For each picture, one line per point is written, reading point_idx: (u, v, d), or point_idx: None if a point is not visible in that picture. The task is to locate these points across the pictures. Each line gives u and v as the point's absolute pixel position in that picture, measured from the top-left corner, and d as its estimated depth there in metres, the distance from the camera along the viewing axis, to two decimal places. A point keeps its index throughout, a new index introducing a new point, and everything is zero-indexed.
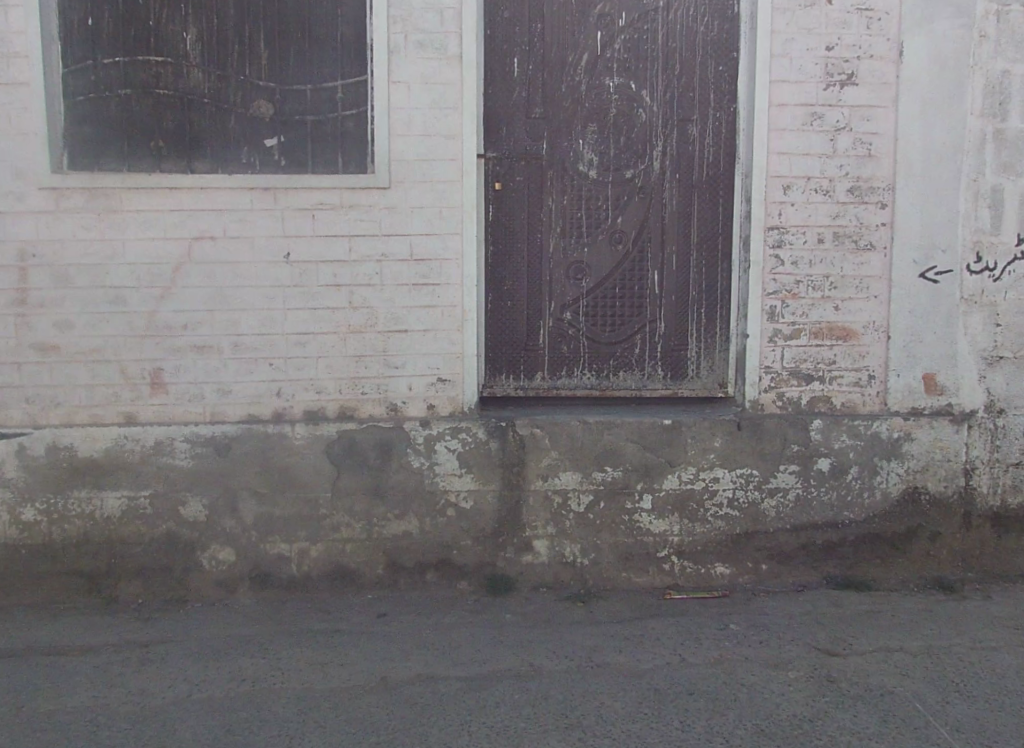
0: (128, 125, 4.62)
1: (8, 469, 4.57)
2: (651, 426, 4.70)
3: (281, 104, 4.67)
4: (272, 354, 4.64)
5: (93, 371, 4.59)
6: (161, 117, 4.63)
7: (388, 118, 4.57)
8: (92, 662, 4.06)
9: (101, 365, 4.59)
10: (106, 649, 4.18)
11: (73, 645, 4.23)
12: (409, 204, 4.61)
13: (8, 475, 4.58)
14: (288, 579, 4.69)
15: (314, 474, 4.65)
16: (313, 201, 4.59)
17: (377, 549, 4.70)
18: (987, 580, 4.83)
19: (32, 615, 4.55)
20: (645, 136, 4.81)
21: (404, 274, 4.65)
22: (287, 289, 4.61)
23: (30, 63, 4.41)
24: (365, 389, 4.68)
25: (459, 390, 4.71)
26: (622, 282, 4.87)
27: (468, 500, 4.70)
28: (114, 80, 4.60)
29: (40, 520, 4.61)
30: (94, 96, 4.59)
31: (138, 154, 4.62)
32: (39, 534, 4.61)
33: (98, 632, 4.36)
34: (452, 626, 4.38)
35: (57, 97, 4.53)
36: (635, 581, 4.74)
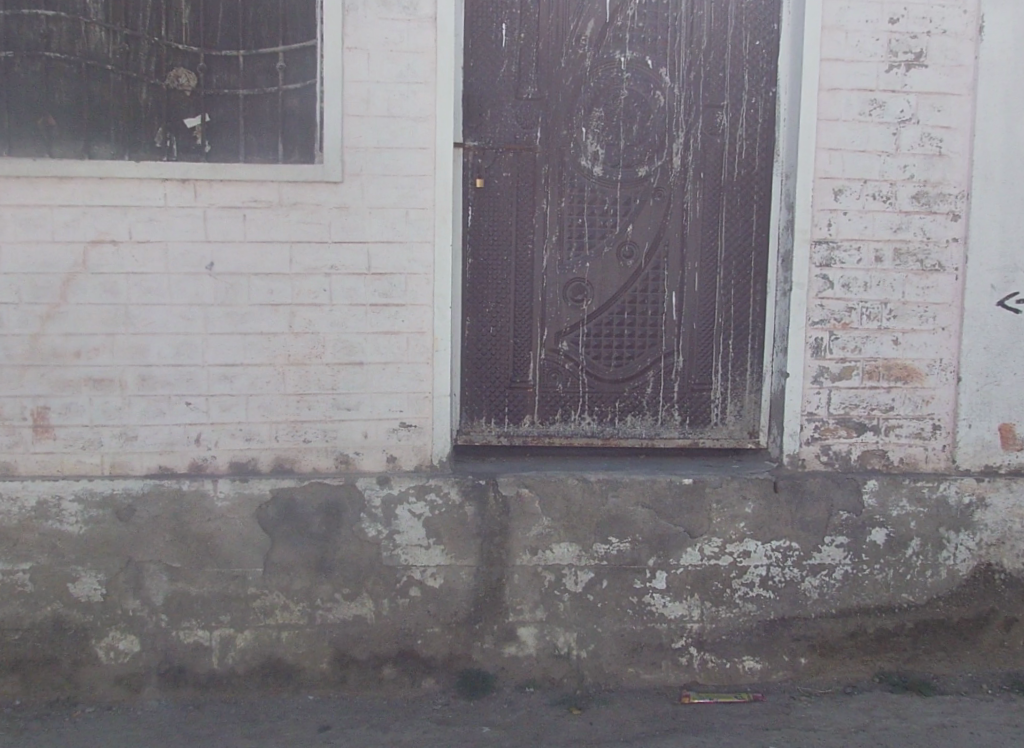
0: (9, 97, 3.60)
1: None
2: (667, 487, 3.77)
3: (207, 74, 3.70)
4: (188, 391, 3.64)
5: None
6: (52, 87, 3.62)
7: (341, 94, 3.60)
8: None
9: None
10: None
11: None
12: (367, 204, 3.66)
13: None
14: (207, 675, 3.69)
15: (242, 544, 3.67)
16: (245, 197, 3.61)
17: (321, 638, 3.72)
18: None
19: None
20: (663, 124, 3.88)
21: (359, 292, 3.68)
22: (210, 308, 3.63)
23: None
24: (307, 436, 3.71)
25: (427, 438, 3.75)
26: (632, 306, 3.93)
27: (437, 578, 3.73)
28: None
29: None
30: None
31: (21, 135, 3.61)
32: None
33: None
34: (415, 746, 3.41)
35: None
36: (645, 679, 3.80)
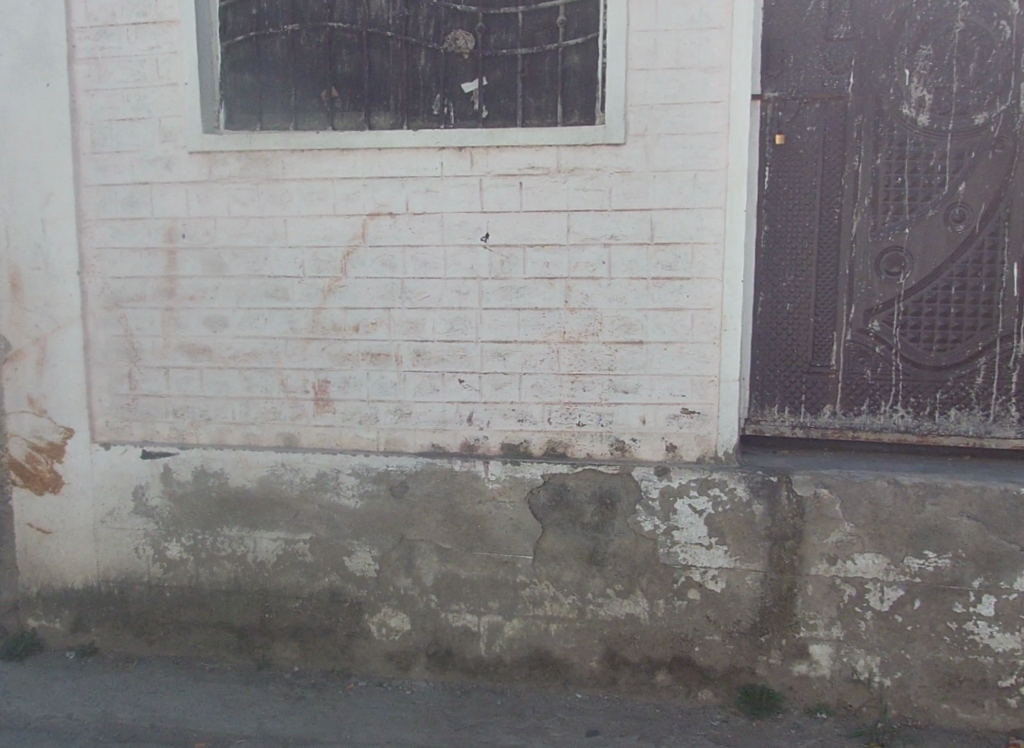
0: (295, 69, 3.56)
1: (151, 495, 3.67)
2: (1001, 497, 3.17)
3: (484, 35, 3.49)
4: (462, 368, 3.50)
5: (249, 381, 3.59)
6: (334, 57, 3.54)
7: (625, 47, 3.28)
8: None
9: (257, 374, 3.58)
10: None
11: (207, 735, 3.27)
12: (653, 168, 3.32)
13: (152, 503, 3.68)
14: (474, 661, 3.57)
15: (511, 530, 3.50)
16: (522, 163, 3.39)
17: (594, 633, 3.49)
18: None
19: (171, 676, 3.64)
20: (1009, 60, 3.22)
21: (641, 264, 3.36)
22: (484, 282, 3.46)
23: None
24: (581, 419, 3.46)
25: (712, 427, 3.38)
26: (963, 280, 3.33)
27: (718, 582, 3.38)
28: (280, 12, 3.54)
29: (185, 560, 3.68)
30: (256, 34, 3.55)
31: (306, 107, 3.57)
32: (183, 577, 3.70)
33: (240, 714, 3.39)
34: None
35: (212, 36, 3.53)
36: (964, 719, 3.24)
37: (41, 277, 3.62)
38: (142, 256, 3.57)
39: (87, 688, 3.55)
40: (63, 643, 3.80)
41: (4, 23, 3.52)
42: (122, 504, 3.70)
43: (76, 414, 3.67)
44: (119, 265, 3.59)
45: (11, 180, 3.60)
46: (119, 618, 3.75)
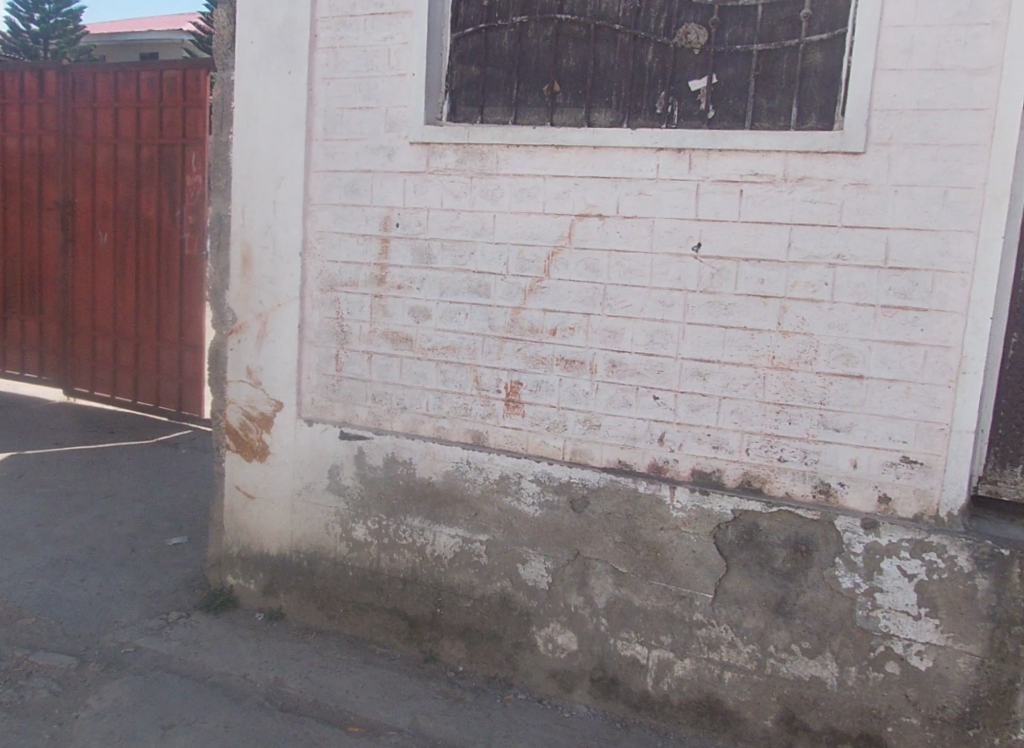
0: (505, 72, 3.46)
1: (345, 477, 3.62)
2: None
3: (707, 108, 3.24)
4: (659, 384, 3.25)
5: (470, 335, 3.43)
6: (553, 111, 3.40)
7: (861, 99, 2.98)
8: (435, 695, 3.37)
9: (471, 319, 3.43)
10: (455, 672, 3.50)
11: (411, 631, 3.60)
12: (894, 180, 2.96)
13: (344, 482, 3.63)
14: (640, 694, 3.32)
15: (693, 563, 3.24)
16: (745, 170, 3.12)
17: (772, 691, 3.18)
18: None
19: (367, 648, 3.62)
20: None
21: (870, 288, 3.01)
22: (692, 295, 3.20)
23: (415, 47, 3.42)
24: (783, 454, 3.14)
25: (937, 483, 2.97)
26: None
27: (923, 659, 3.01)
28: (507, 64, 3.45)
29: (370, 542, 3.61)
30: (490, 74, 3.48)
31: (494, 103, 3.47)
32: (368, 558, 3.63)
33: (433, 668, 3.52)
34: None
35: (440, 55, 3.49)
36: None
37: (269, 253, 3.69)
38: (357, 242, 3.56)
39: (267, 652, 3.55)
40: (253, 604, 3.85)
41: (258, 14, 3.65)
42: (317, 479, 3.68)
43: (286, 388, 3.69)
44: (337, 249, 3.60)
45: (251, 156, 3.72)
46: (308, 590, 3.74)
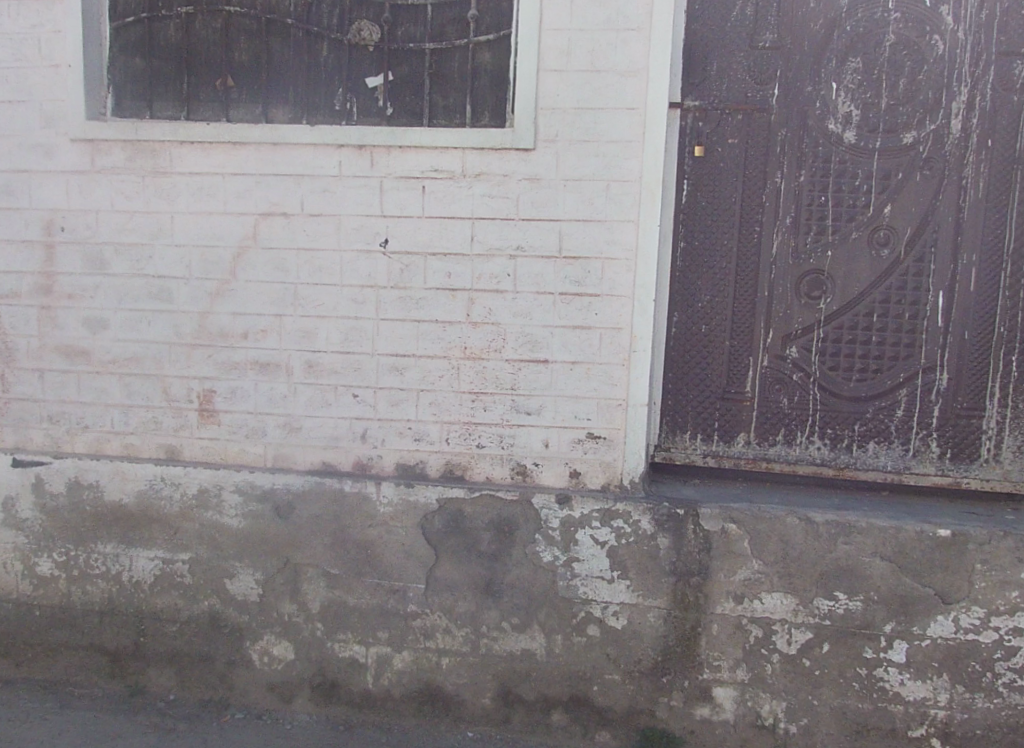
0: (176, 64, 3.29)
1: (23, 509, 3.36)
2: (917, 538, 3.02)
3: (386, 104, 3.26)
4: (356, 382, 3.26)
5: (158, 343, 3.28)
6: (229, 107, 3.28)
7: (529, 98, 3.10)
8: (143, 728, 3.22)
9: (156, 327, 3.28)
10: (168, 700, 3.36)
11: (118, 666, 3.40)
12: (562, 175, 3.12)
13: (22, 515, 3.37)
14: (360, 694, 3.33)
15: (403, 556, 3.27)
16: (425, 166, 3.17)
17: (487, 669, 3.27)
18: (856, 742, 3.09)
19: (71, 689, 3.39)
20: (939, 77, 3.05)
21: (549, 277, 3.16)
22: (383, 290, 3.22)
23: (67, 38, 3.18)
24: (481, 440, 3.24)
25: (618, 454, 3.18)
26: (735, 326, 3.23)
27: (620, 618, 3.18)
28: (177, 56, 3.29)
29: (58, 576, 3.38)
30: (158, 66, 3.29)
31: (166, 97, 3.29)
32: (56, 595, 3.39)
33: (146, 700, 3.36)
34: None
35: (98, 46, 3.25)
36: (716, 725, 3.17)
37: None
38: (18, 249, 3.28)
39: None
40: None
41: None
42: None
43: None
44: None
45: None
46: None
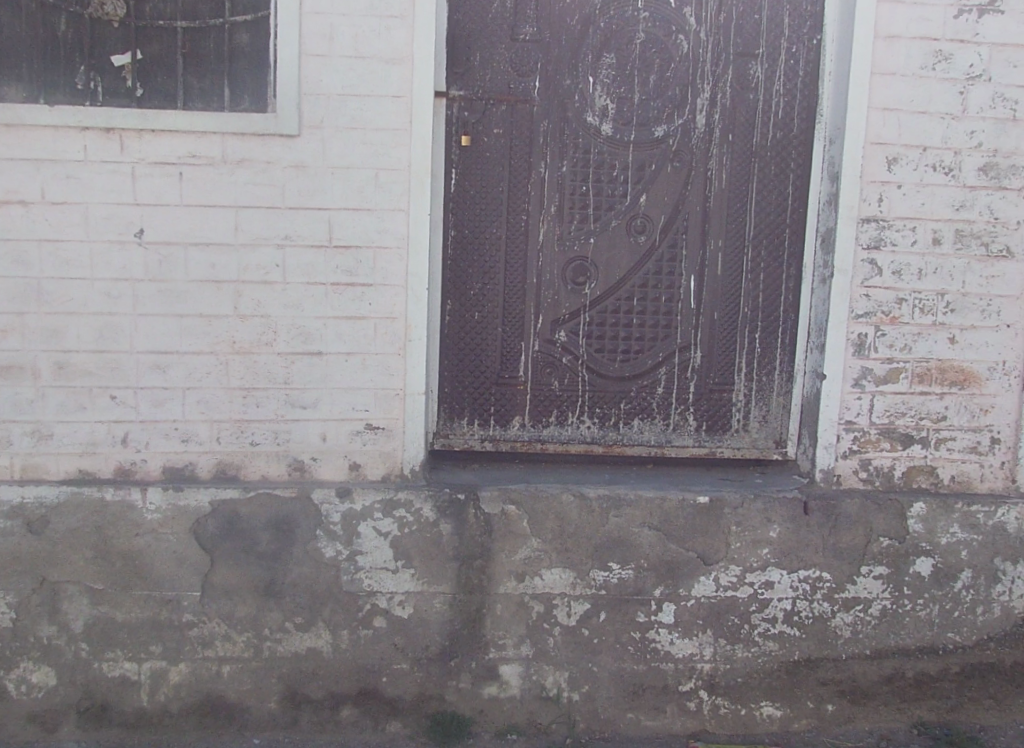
0: None
1: None
2: (679, 507, 3.24)
3: (136, 84, 3.05)
4: (114, 382, 3.05)
5: None
6: None
7: (291, 81, 2.98)
8: None
9: None
10: None
11: None
12: (330, 163, 3.04)
13: None
14: (135, 713, 3.15)
15: (175, 564, 3.11)
16: (182, 151, 2.99)
17: (272, 672, 3.18)
18: (635, 700, 3.28)
19: None
20: (685, 74, 3.25)
21: (320, 267, 3.07)
22: (140, 284, 3.02)
23: None
24: (255, 438, 3.13)
25: (398, 444, 3.17)
26: (507, 312, 3.31)
27: (406, 608, 3.19)
28: None
29: None
30: None
31: None
32: None
33: None
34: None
35: None
36: (504, 702, 3.25)
37: None
38: None
39: None
40: None
41: None
42: None
43: None
44: None
45: None
46: None
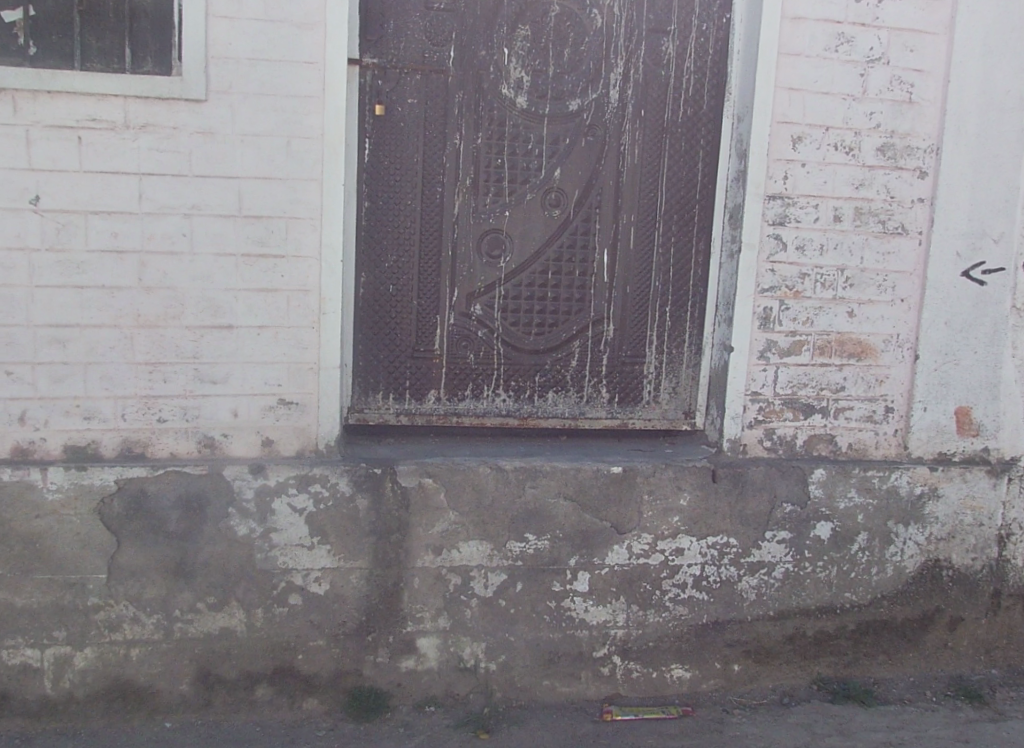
0: None
1: None
2: (593, 476, 3.30)
3: (28, 41, 2.88)
4: (9, 358, 2.91)
5: None
6: None
7: (197, 44, 2.87)
8: None
9: None
10: None
11: None
12: (239, 130, 2.94)
13: None
14: (37, 700, 3.04)
15: (79, 545, 3.00)
16: (79, 114, 2.85)
17: (183, 654, 3.10)
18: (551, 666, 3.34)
19: None
20: (599, 49, 3.27)
21: (229, 237, 2.98)
22: (35, 254, 2.87)
23: None
24: (163, 414, 3.03)
25: (312, 418, 3.13)
26: (422, 284, 3.28)
27: (322, 584, 3.16)
28: None
29: None
30: None
31: None
32: None
33: None
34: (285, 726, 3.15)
35: None
36: (422, 674, 3.27)
37: None
38: None
39: None
40: None
41: None
42: None
43: None
44: None
45: None
46: None
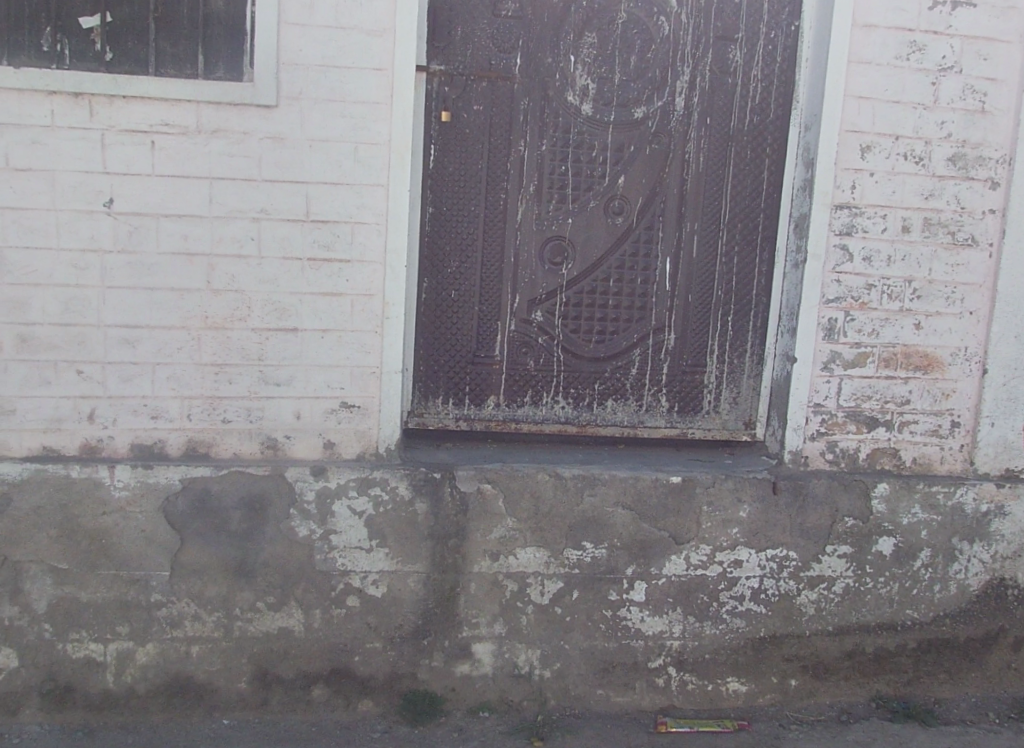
0: None
1: None
2: (651, 486, 3.27)
3: (104, 48, 2.93)
4: (81, 357, 2.96)
5: None
6: None
7: (269, 51, 2.90)
8: None
9: None
10: None
11: None
12: (308, 135, 2.97)
13: None
14: (100, 694, 3.09)
15: (144, 543, 3.04)
16: (154, 119, 2.89)
17: (242, 652, 3.14)
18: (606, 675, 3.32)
19: None
20: (665, 57, 3.25)
21: (296, 241, 3.01)
22: (108, 255, 2.93)
23: None
24: (227, 415, 3.07)
25: (373, 422, 3.14)
26: (483, 290, 3.29)
27: (380, 587, 3.17)
28: None
29: None
30: None
31: None
32: None
33: None
34: (340, 727, 3.16)
35: None
36: (477, 679, 3.27)
37: None
38: None
39: None
40: None
41: None
42: None
43: None
44: None
45: None
46: None
